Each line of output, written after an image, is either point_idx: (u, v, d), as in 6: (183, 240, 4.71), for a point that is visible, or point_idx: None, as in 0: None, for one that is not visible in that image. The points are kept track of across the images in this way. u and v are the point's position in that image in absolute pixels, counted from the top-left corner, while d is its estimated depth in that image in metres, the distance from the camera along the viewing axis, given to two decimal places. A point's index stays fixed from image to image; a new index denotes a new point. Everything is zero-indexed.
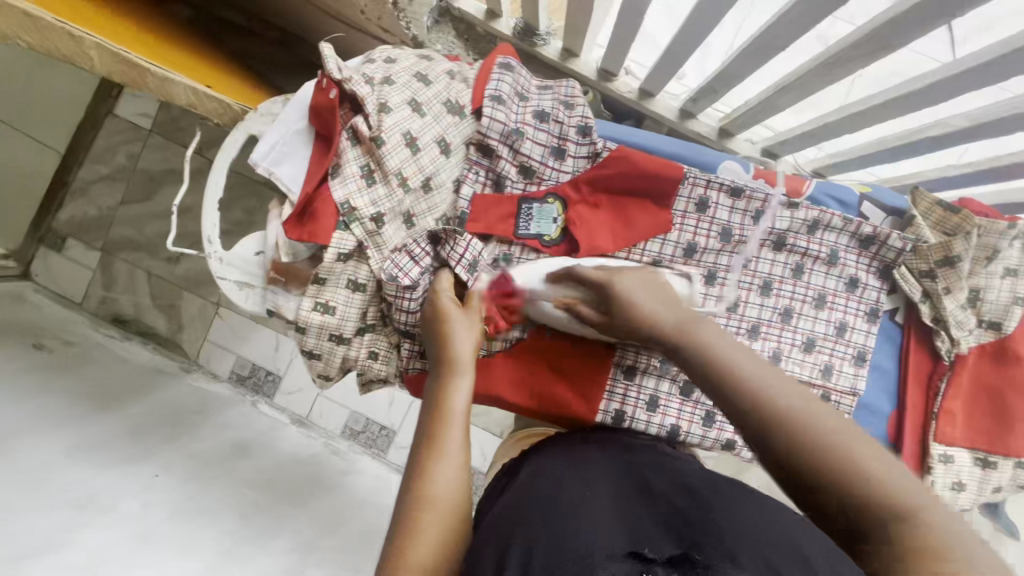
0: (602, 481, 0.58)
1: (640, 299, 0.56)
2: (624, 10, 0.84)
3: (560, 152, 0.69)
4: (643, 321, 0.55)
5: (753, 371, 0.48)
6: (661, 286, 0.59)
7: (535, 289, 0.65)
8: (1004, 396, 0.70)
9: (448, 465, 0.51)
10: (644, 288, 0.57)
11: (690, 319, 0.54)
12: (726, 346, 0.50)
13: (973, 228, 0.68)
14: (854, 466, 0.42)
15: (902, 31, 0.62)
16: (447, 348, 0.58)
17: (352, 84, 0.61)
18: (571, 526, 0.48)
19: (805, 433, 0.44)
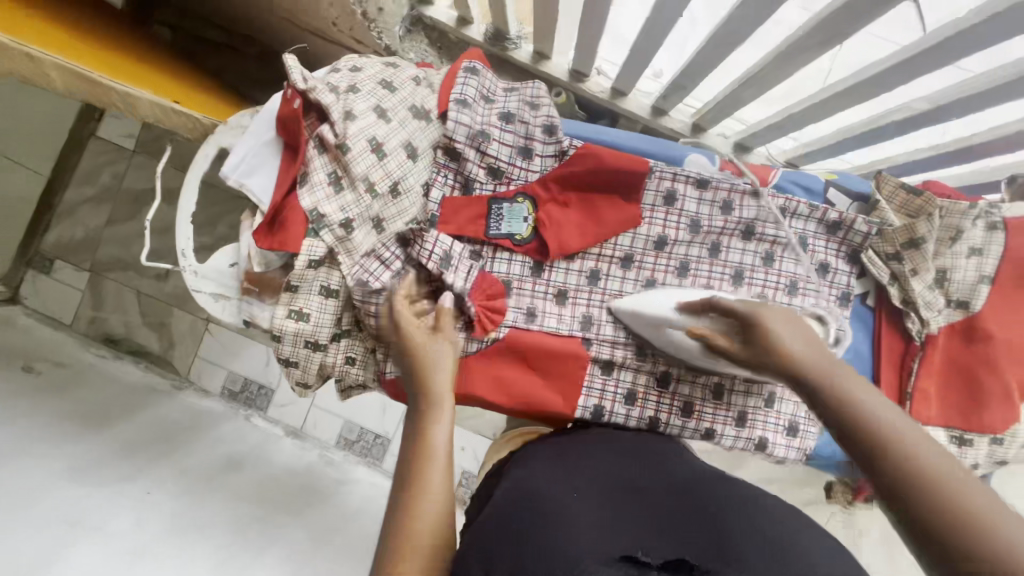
0: (586, 479, 0.59)
1: (783, 333, 0.53)
2: (588, 12, 0.85)
3: (527, 152, 0.70)
4: (767, 347, 0.53)
5: (879, 412, 0.46)
6: (807, 330, 0.54)
7: (670, 317, 0.65)
8: (975, 374, 0.72)
9: (428, 488, 0.52)
10: (786, 325, 0.54)
11: (815, 351, 0.52)
12: (849, 379, 0.49)
13: (935, 209, 0.69)
14: (976, 517, 0.38)
15: (850, 20, 0.64)
16: (422, 374, 0.59)
17: (316, 93, 0.61)
18: (562, 531, 0.47)
19: (920, 474, 0.42)
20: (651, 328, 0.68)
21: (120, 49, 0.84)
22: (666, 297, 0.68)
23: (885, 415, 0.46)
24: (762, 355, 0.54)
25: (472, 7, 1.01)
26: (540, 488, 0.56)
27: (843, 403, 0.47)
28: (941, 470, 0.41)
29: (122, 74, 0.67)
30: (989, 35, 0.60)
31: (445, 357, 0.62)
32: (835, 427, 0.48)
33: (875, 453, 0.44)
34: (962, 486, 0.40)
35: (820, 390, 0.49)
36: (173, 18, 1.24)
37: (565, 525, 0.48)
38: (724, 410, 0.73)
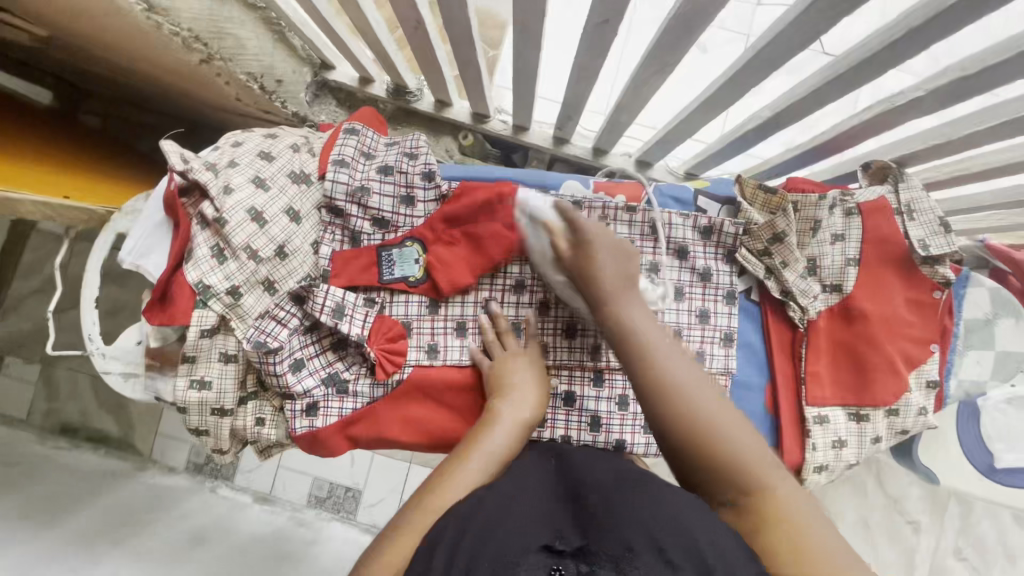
0: (552, 485, 0.56)
1: (604, 264, 0.61)
2: (466, 62, 0.92)
3: (409, 200, 0.75)
4: (598, 296, 0.61)
5: (669, 363, 0.56)
6: (628, 256, 0.63)
7: (541, 209, 0.67)
8: (858, 351, 0.76)
9: (460, 480, 0.57)
10: (610, 254, 0.62)
11: (624, 298, 0.60)
12: (646, 334, 0.58)
13: (789, 203, 0.75)
14: (723, 449, 0.53)
15: (670, 46, 0.70)
16: (512, 391, 0.68)
17: (194, 173, 0.65)
18: (502, 525, 0.47)
19: (696, 419, 0.54)
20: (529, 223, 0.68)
21: (30, 150, 0.87)
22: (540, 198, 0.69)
23: (673, 372, 0.56)
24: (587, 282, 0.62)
25: (369, 67, 1.08)
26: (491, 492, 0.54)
27: (641, 348, 0.58)
28: (704, 411, 0.54)
29: (12, 176, 0.70)
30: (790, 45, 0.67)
31: (533, 390, 0.69)
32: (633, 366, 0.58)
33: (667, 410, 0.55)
34: (719, 420, 0.54)
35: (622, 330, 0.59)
36: (99, 105, 1.28)
37: (502, 525, 0.47)
38: (632, 419, 0.75)
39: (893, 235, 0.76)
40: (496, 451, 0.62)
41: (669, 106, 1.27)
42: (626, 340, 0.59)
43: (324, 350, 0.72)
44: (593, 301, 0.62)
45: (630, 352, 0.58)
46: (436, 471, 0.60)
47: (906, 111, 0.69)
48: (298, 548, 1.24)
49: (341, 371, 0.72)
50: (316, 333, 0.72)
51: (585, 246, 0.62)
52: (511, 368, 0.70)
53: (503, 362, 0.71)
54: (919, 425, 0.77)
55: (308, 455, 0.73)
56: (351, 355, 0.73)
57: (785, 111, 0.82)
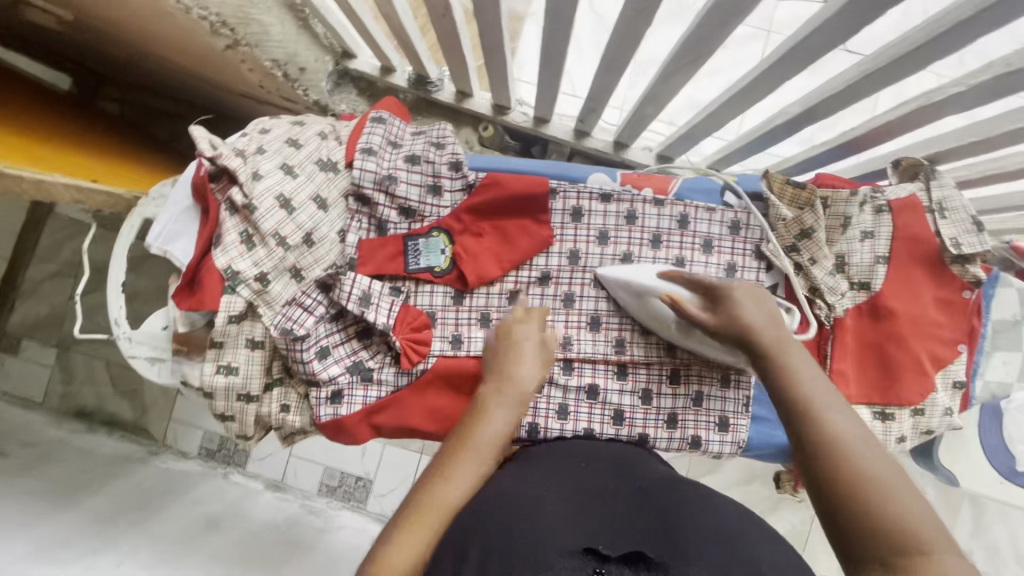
0: (563, 481, 0.59)
1: (749, 313, 0.62)
2: (490, 52, 0.91)
3: (436, 189, 0.74)
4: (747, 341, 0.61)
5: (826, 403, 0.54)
6: (772, 309, 0.63)
7: (647, 284, 0.69)
8: (886, 349, 0.75)
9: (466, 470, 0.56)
10: (754, 305, 0.63)
11: (786, 348, 0.60)
12: (812, 386, 0.56)
13: (818, 198, 0.74)
14: (884, 508, 0.45)
15: (706, 40, 0.69)
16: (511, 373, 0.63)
17: (223, 159, 0.66)
18: (532, 527, 0.49)
19: (856, 473, 0.48)
20: (633, 297, 0.71)
21: (52, 136, 0.86)
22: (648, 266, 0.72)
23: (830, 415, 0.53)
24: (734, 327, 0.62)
25: (391, 56, 1.07)
26: (509, 490, 0.56)
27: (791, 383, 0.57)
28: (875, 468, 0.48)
29: (43, 160, 0.70)
30: (826, 41, 0.66)
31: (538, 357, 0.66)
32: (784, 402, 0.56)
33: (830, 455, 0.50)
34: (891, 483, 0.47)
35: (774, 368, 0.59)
36: (118, 92, 1.28)
37: (531, 524, 0.50)
38: (654, 413, 0.75)
39: (924, 234, 0.75)
40: (500, 434, 0.59)
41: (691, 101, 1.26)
42: (779, 373, 0.58)
43: (349, 338, 0.72)
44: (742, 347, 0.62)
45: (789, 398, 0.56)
46: (434, 460, 0.58)
47: (943, 109, 0.68)
48: (311, 536, 1.25)
49: (365, 359, 0.72)
50: (341, 321, 0.72)
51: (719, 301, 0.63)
52: (512, 339, 0.66)
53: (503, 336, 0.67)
54: (944, 425, 0.77)
55: (333, 442, 0.73)
56: (376, 343, 0.73)
57: (815, 106, 0.80)
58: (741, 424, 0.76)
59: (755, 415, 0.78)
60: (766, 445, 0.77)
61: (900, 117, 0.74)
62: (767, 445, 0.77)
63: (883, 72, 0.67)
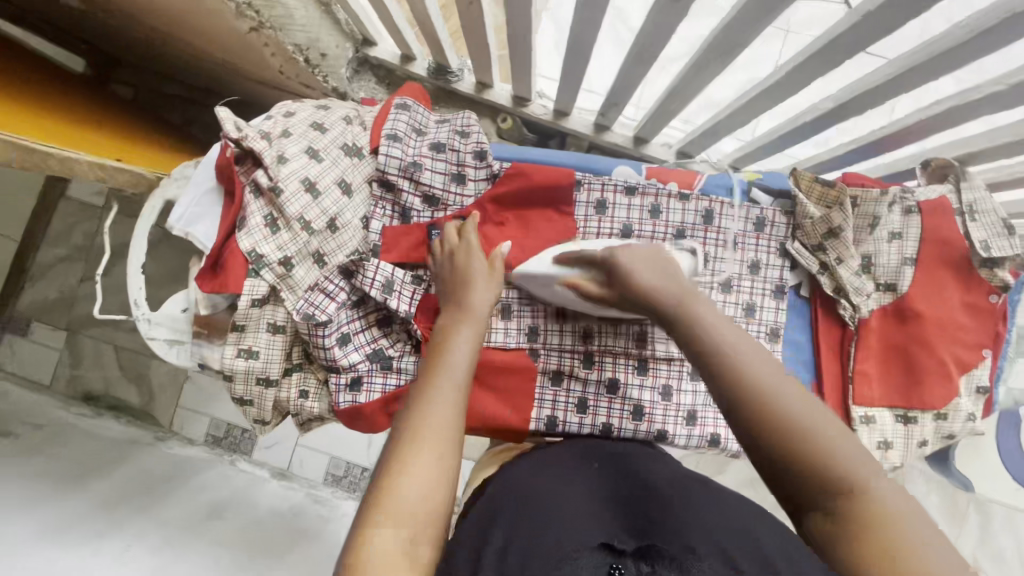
0: (579, 480, 0.59)
1: (639, 276, 0.57)
2: (515, 42, 0.90)
3: (460, 178, 0.74)
4: (651, 308, 0.56)
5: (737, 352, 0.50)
6: (668, 263, 0.59)
7: (551, 272, 0.66)
8: (910, 351, 0.75)
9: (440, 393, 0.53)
10: (644, 266, 0.58)
11: (689, 299, 0.55)
12: (724, 336, 0.51)
13: (847, 197, 0.72)
14: (815, 452, 0.45)
15: (740, 31, 0.68)
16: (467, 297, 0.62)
17: (249, 141, 0.64)
18: (549, 530, 0.46)
19: (784, 424, 0.46)
20: (550, 290, 0.69)
21: (69, 114, 0.85)
22: (551, 252, 0.70)
23: (749, 363, 0.49)
24: (635, 297, 0.58)
25: (412, 44, 1.07)
26: (526, 488, 0.55)
27: (700, 337, 0.52)
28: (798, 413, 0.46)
29: (67, 139, 0.70)
30: (863, 37, 0.65)
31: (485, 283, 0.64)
32: (698, 363, 0.52)
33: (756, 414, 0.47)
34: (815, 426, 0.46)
35: (685, 326, 0.53)
36: (131, 74, 1.28)
37: (551, 519, 0.48)
38: (674, 409, 0.75)
39: (953, 237, 0.74)
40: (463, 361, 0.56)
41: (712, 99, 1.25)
42: (688, 331, 0.53)
43: (369, 325, 0.72)
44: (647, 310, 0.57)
45: (704, 357, 0.51)
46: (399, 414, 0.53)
47: (980, 108, 0.67)
48: (316, 526, 1.24)
49: (385, 347, 0.72)
50: (362, 308, 0.71)
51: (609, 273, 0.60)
52: (467, 261, 0.66)
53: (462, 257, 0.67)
54: (966, 430, 0.76)
55: (349, 429, 0.72)
56: (397, 332, 0.73)
57: (848, 103, 0.78)
58: None
59: None
60: None
61: (933, 117, 0.72)
62: None
63: (922, 69, 0.66)
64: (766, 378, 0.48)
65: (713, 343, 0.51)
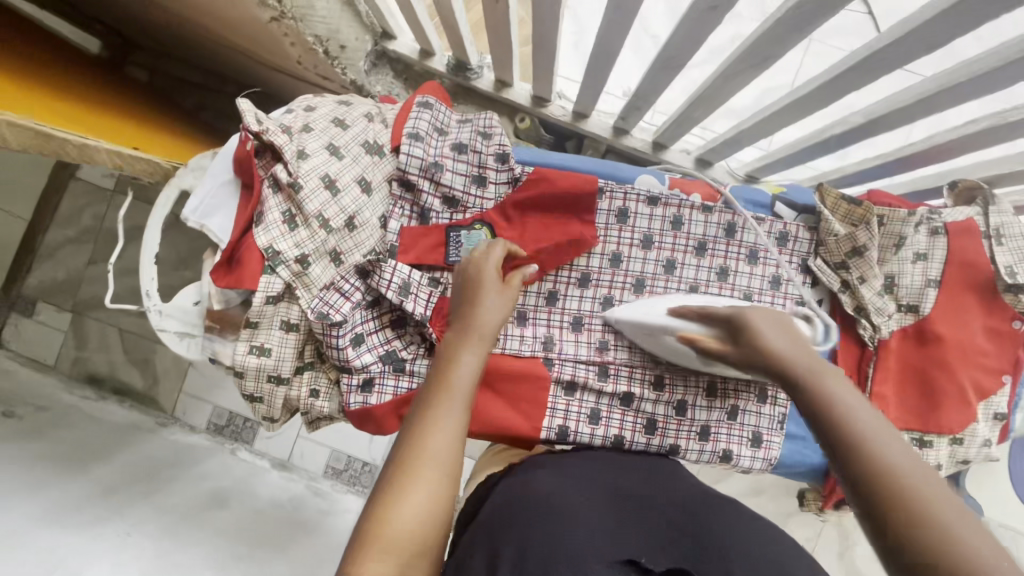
0: (592, 485, 0.58)
1: (772, 337, 0.56)
2: (539, 42, 0.89)
3: (481, 180, 0.73)
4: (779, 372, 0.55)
5: (870, 426, 0.47)
6: (796, 331, 0.57)
7: (660, 322, 0.67)
8: (928, 374, 0.74)
9: (445, 417, 0.51)
10: (775, 330, 0.57)
11: (828, 370, 0.52)
12: (855, 406, 0.49)
13: (874, 216, 0.71)
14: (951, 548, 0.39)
15: (774, 42, 0.66)
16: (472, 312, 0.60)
17: (269, 135, 0.63)
18: (570, 535, 0.47)
19: (904, 493, 0.42)
20: (655, 344, 0.69)
21: (85, 98, 0.84)
22: (659, 303, 0.70)
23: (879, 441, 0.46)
24: (758, 359, 0.57)
25: (433, 39, 1.05)
26: (542, 492, 0.54)
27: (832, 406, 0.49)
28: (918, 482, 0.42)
29: (84, 124, 0.68)
30: (901, 54, 0.63)
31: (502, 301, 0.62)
32: (822, 431, 0.49)
33: (872, 473, 0.44)
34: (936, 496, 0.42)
35: (815, 395, 0.51)
36: (148, 59, 1.28)
37: (569, 527, 0.48)
38: (687, 425, 0.74)
39: (979, 261, 0.73)
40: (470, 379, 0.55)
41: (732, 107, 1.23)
42: (816, 399, 0.51)
43: (383, 326, 0.71)
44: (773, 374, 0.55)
45: (825, 416, 0.49)
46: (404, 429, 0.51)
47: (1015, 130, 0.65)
48: (316, 518, 1.24)
49: (398, 349, 0.71)
50: (377, 309, 0.71)
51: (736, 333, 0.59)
52: (481, 272, 0.63)
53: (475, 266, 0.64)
54: (981, 456, 0.75)
55: (358, 431, 0.71)
56: (410, 334, 0.72)
57: (879, 118, 0.76)
58: (774, 442, 0.75)
59: (789, 433, 0.77)
60: (794, 463, 0.77)
61: (965, 137, 0.71)
62: (795, 463, 0.77)
63: (958, 88, 0.64)
64: (884, 441, 0.46)
65: (836, 407, 0.49)
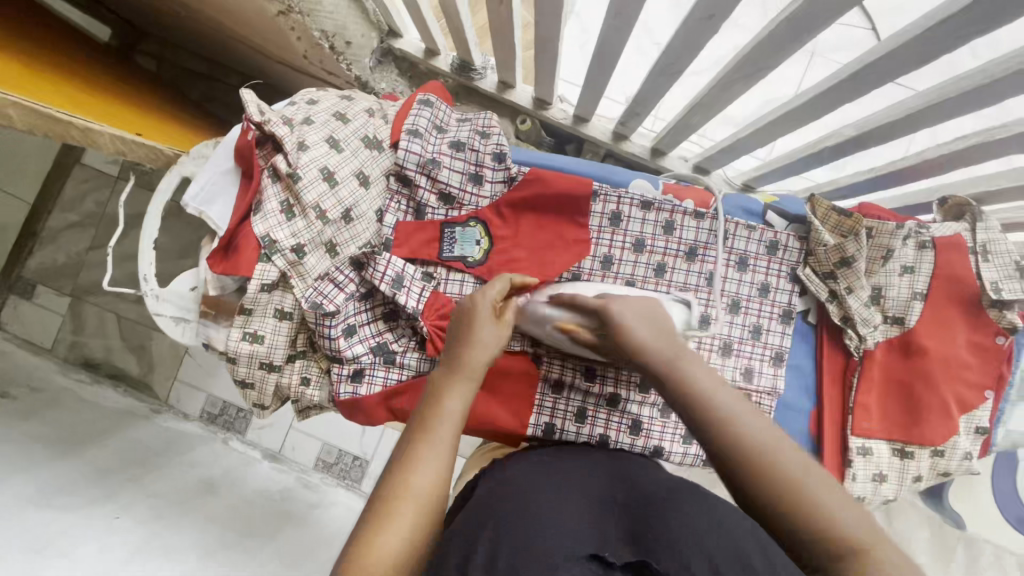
0: (568, 482, 0.59)
1: (638, 331, 0.56)
2: (542, 45, 0.90)
3: (477, 178, 0.74)
4: (643, 366, 0.55)
5: (735, 413, 0.51)
6: (660, 317, 0.58)
7: (547, 311, 0.65)
8: (913, 387, 0.75)
9: (428, 458, 0.52)
10: (639, 320, 0.57)
11: (690, 363, 0.54)
12: (717, 392, 0.52)
13: (863, 228, 0.72)
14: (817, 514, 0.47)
15: (770, 53, 0.68)
16: (462, 352, 0.58)
17: (271, 126, 0.64)
18: (545, 531, 0.48)
19: (778, 477, 0.48)
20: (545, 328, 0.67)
21: (92, 84, 0.86)
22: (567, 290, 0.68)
23: (745, 425, 0.50)
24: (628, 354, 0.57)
25: (438, 39, 1.07)
26: (518, 491, 0.56)
27: (703, 401, 0.52)
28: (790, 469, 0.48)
29: (89, 109, 0.69)
30: (892, 70, 0.64)
31: (497, 335, 0.60)
32: (695, 426, 0.52)
33: (746, 464, 0.49)
34: (804, 476, 0.48)
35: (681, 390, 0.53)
36: (156, 48, 1.29)
37: (540, 523, 0.49)
38: (672, 427, 0.75)
39: (966, 275, 0.74)
40: (455, 416, 0.55)
41: (734, 118, 1.24)
42: (683, 394, 0.53)
43: (376, 318, 0.72)
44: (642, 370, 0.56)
45: (698, 412, 0.52)
46: (391, 462, 0.52)
47: (1002, 147, 0.67)
48: (303, 509, 1.24)
49: (389, 341, 0.72)
50: (370, 301, 0.72)
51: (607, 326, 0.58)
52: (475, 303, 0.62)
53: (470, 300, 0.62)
54: (963, 470, 0.76)
55: (348, 421, 0.72)
56: (402, 327, 0.72)
57: (872, 131, 0.77)
58: None
59: None
60: None
61: (956, 152, 0.72)
62: None
63: (949, 102, 0.65)
64: (754, 430, 0.50)
65: (711, 403, 0.51)
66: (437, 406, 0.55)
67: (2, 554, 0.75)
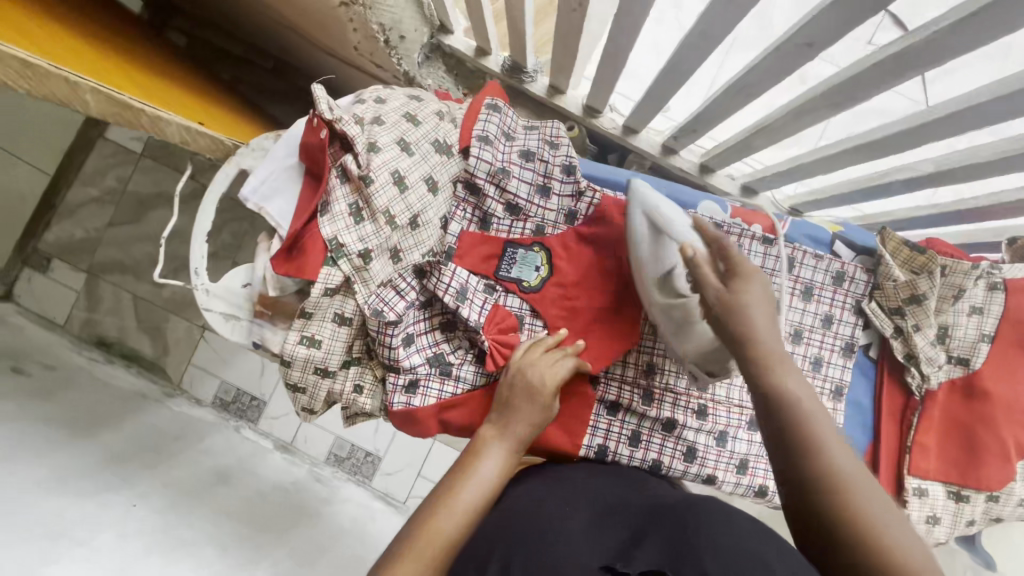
0: (582, 501, 0.57)
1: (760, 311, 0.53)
2: (608, 55, 0.87)
3: (545, 190, 0.72)
4: (749, 343, 0.52)
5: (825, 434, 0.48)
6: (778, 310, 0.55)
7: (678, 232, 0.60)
8: (974, 431, 0.73)
9: (463, 502, 0.55)
10: (762, 298, 0.54)
11: (790, 363, 0.52)
12: (812, 406, 0.49)
13: (937, 266, 0.70)
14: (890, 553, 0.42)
15: (858, 86, 0.65)
16: (510, 411, 0.62)
17: (342, 124, 0.62)
18: (557, 539, 0.48)
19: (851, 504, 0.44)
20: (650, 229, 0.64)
21: (146, 63, 0.83)
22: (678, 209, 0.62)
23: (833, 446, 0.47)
24: (731, 328, 0.53)
25: (492, 39, 1.04)
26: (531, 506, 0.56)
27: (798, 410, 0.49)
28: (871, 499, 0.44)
29: (151, 92, 0.66)
30: (988, 116, 0.61)
31: (539, 402, 0.63)
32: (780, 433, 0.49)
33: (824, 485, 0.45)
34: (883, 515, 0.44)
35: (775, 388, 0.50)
36: (189, 25, 1.25)
37: (555, 543, 0.47)
38: (727, 457, 0.73)
39: None
40: (489, 477, 0.58)
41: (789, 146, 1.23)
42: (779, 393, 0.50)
43: (433, 328, 0.70)
44: (743, 354, 0.53)
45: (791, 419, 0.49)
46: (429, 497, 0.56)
47: None
48: (318, 505, 1.22)
49: (446, 352, 0.70)
50: (428, 310, 0.70)
51: (737, 279, 0.55)
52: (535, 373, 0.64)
53: (523, 360, 0.65)
54: (1015, 514, 0.75)
55: (398, 430, 0.70)
56: (459, 338, 0.71)
57: (948, 170, 0.74)
58: None
59: None
60: None
61: None
62: None
63: None
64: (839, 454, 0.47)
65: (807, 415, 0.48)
66: (470, 465, 0.59)
67: (16, 540, 0.70)
